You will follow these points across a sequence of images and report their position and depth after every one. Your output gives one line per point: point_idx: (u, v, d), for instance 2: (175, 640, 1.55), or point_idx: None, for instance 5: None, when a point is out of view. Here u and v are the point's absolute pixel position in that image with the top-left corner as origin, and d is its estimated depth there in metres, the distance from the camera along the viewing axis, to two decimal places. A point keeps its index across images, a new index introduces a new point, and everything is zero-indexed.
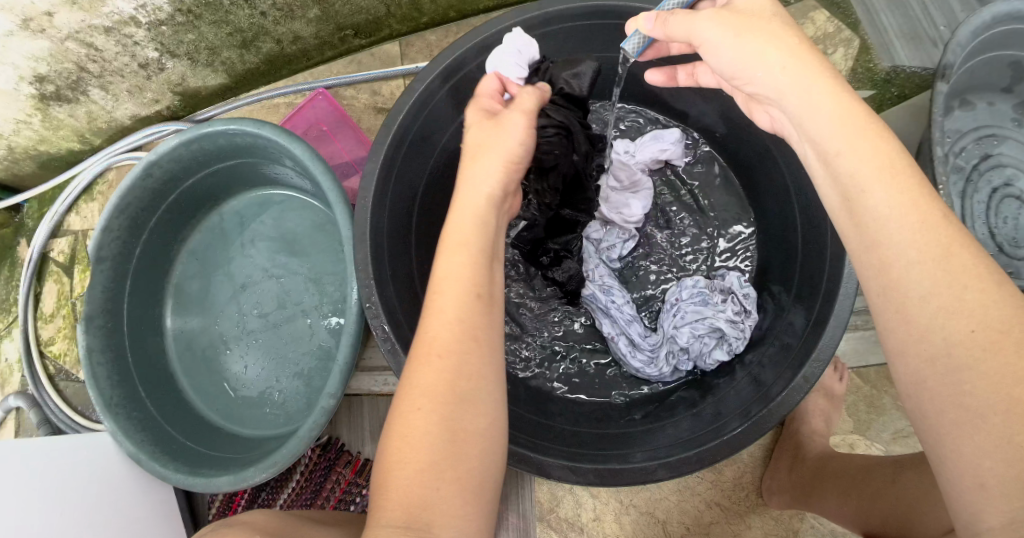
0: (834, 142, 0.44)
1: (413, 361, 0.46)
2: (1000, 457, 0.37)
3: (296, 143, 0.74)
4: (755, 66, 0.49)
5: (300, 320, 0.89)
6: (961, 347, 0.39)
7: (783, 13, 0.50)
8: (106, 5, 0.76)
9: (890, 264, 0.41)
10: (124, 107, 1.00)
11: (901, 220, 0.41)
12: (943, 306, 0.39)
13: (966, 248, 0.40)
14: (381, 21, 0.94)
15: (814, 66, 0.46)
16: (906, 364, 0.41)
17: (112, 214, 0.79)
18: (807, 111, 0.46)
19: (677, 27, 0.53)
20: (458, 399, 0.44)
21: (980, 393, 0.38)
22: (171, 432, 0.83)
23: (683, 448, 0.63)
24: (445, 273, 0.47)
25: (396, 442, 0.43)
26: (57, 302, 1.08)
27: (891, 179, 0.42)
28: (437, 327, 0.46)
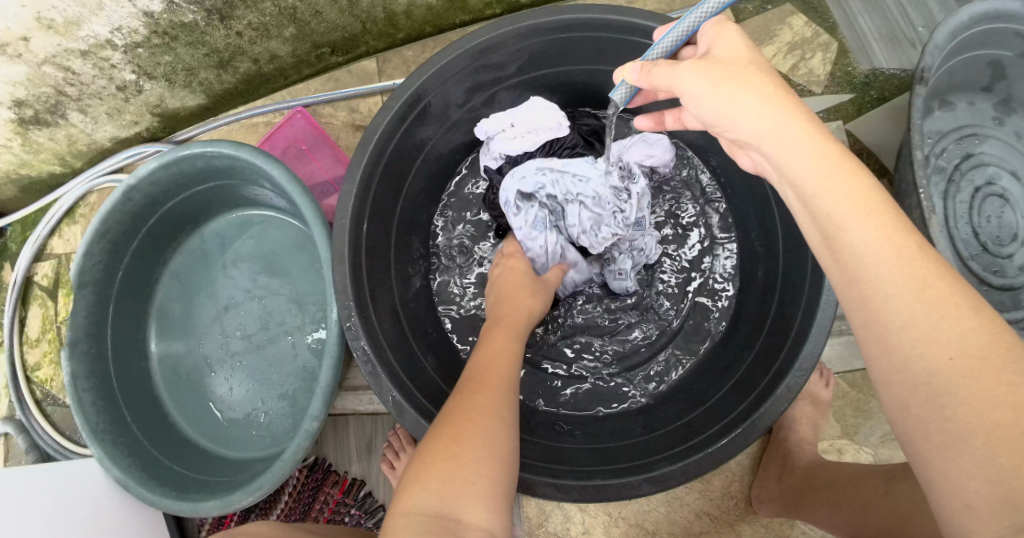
0: (812, 184, 0.44)
1: (466, 391, 0.52)
2: (987, 478, 0.35)
3: (273, 163, 0.74)
4: (733, 115, 0.49)
5: (283, 341, 0.88)
6: (942, 375, 0.38)
7: (759, 59, 0.50)
8: (81, 28, 0.76)
9: (871, 296, 0.41)
10: (104, 129, 0.99)
11: (871, 248, 0.41)
12: (924, 336, 0.39)
13: (940, 280, 0.40)
14: (357, 38, 0.93)
15: (791, 111, 0.47)
16: (890, 392, 0.40)
17: (93, 239, 0.79)
18: (784, 155, 0.46)
19: (660, 77, 0.52)
20: (499, 424, 0.49)
21: (964, 419, 0.36)
22: (157, 456, 0.82)
23: (668, 461, 0.62)
24: (491, 349, 0.59)
25: (437, 445, 0.46)
26: (41, 327, 1.08)
27: (867, 217, 0.42)
28: (489, 372, 0.55)
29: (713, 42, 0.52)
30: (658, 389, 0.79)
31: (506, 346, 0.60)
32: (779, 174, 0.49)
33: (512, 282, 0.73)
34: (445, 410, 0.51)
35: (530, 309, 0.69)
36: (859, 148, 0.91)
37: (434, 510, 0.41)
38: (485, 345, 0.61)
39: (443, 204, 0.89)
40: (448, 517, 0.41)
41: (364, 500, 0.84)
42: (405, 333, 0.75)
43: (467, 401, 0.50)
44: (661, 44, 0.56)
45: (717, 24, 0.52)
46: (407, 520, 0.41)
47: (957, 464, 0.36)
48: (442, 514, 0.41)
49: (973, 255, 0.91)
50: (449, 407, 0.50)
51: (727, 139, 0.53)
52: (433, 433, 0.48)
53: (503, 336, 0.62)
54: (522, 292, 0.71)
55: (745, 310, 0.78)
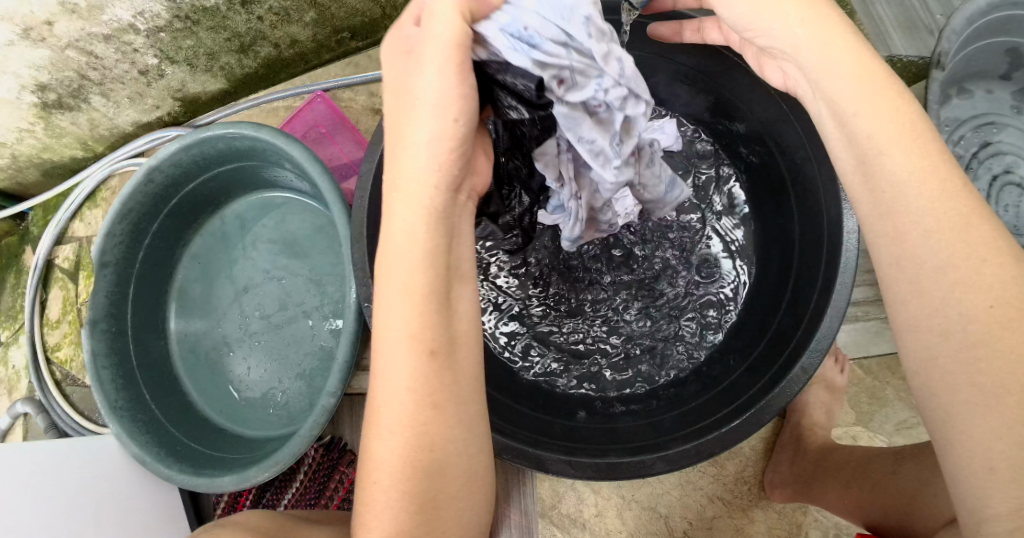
0: (852, 102, 0.41)
1: (371, 429, 0.48)
2: (1012, 440, 0.37)
3: (295, 145, 0.75)
4: (770, 18, 0.42)
5: (302, 321, 0.89)
6: (979, 323, 0.38)
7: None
8: (104, 12, 0.77)
9: (904, 232, 0.40)
10: (126, 113, 1.01)
11: (914, 178, 0.39)
12: (963, 279, 0.38)
13: (985, 220, 0.39)
14: (377, 23, 0.95)
15: (831, 18, 0.41)
16: (917, 339, 0.40)
17: (115, 219, 0.80)
18: (822, 68, 0.41)
19: None
20: (413, 476, 0.46)
21: (995, 372, 0.38)
22: (174, 434, 0.84)
23: (682, 441, 0.63)
24: (383, 341, 0.47)
25: (364, 509, 0.48)
26: (62, 309, 1.10)
27: (912, 143, 0.40)
28: (388, 399, 0.46)
29: None
30: (680, 370, 0.79)
31: (414, 310, 0.45)
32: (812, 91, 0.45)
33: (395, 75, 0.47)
34: (369, 442, 0.48)
35: (432, 199, 0.45)
36: None
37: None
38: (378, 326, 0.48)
39: None
40: None
41: None
42: None
43: (390, 436, 0.47)
44: None
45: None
46: None
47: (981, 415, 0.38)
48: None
49: None
50: (371, 442, 0.48)
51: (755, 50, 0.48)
52: (367, 475, 0.48)
53: (412, 288, 0.45)
54: (399, 162, 0.46)
55: (761, 293, 0.78)
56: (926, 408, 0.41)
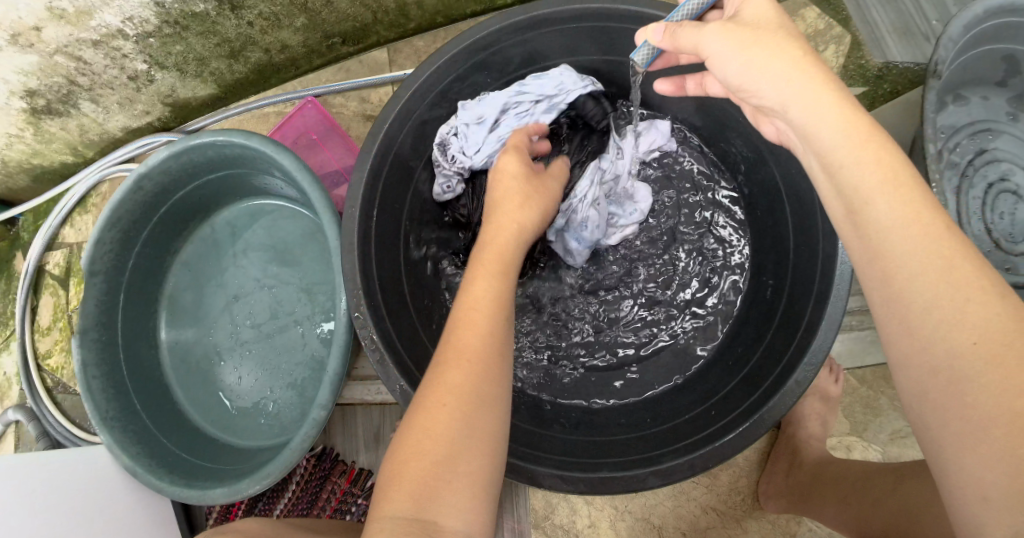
0: (838, 155, 0.43)
1: (441, 363, 0.49)
2: (1004, 470, 0.34)
3: (284, 153, 0.74)
4: (762, 79, 0.47)
5: (293, 330, 0.89)
6: (964, 359, 0.37)
7: (790, 24, 0.48)
8: (93, 18, 0.76)
9: (894, 272, 0.40)
10: (116, 119, 1.00)
11: (899, 225, 0.40)
12: (947, 317, 0.38)
13: (966, 259, 0.39)
14: (368, 28, 0.93)
15: (820, 77, 0.44)
16: (908, 374, 0.40)
17: (104, 227, 0.79)
18: (811, 123, 0.44)
19: (684, 39, 0.51)
20: (475, 407, 0.47)
21: (984, 406, 0.36)
22: (165, 444, 0.83)
23: (672, 455, 0.62)
24: (472, 299, 0.53)
25: (411, 437, 0.46)
26: (53, 315, 1.09)
27: (895, 193, 0.40)
28: (467, 338, 0.50)
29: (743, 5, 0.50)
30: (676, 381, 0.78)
31: (502, 288, 0.54)
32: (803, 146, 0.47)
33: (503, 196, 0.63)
34: (433, 374, 0.49)
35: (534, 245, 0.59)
36: None
37: (413, 515, 0.42)
38: (466, 289, 0.54)
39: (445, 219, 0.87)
40: (429, 520, 0.42)
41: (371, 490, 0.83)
42: (414, 325, 0.74)
43: (442, 392, 0.48)
44: (685, 7, 0.54)
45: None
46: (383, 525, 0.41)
47: (975, 457, 0.35)
48: (422, 518, 0.42)
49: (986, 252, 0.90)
50: (420, 402, 0.48)
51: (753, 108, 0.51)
52: (405, 437, 0.47)
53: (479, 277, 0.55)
54: (511, 202, 0.62)
55: (755, 302, 0.77)
56: (925, 443, 0.40)
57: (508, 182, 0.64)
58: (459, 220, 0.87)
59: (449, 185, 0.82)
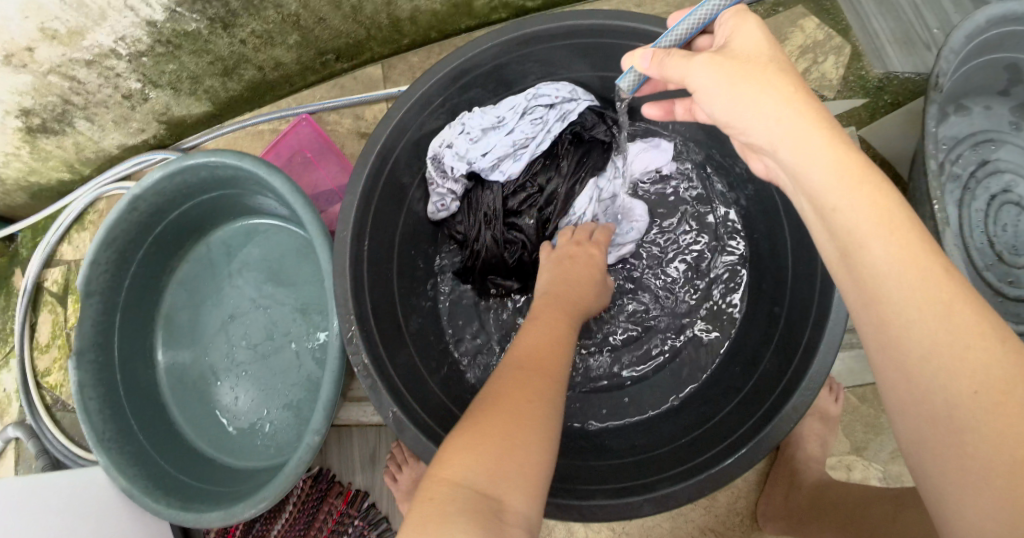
0: (831, 196, 0.42)
1: (521, 373, 0.53)
2: (1004, 519, 0.33)
3: (276, 175, 0.74)
4: (750, 116, 0.47)
5: (288, 351, 0.88)
6: (964, 409, 0.36)
7: (779, 58, 0.48)
8: (86, 38, 0.76)
9: (890, 319, 0.39)
10: (111, 136, 0.99)
11: (894, 269, 0.39)
12: (945, 366, 0.37)
13: (968, 303, 0.37)
14: (362, 44, 0.93)
15: (810, 115, 0.44)
16: (906, 421, 0.39)
17: (99, 248, 0.79)
18: (802, 163, 0.44)
19: (672, 69, 0.51)
20: (550, 411, 0.49)
21: (983, 456, 0.35)
22: (162, 465, 0.83)
23: (668, 482, 0.61)
24: (547, 336, 0.60)
25: (491, 419, 0.47)
26: (52, 333, 1.09)
27: (890, 234, 0.40)
28: (545, 361, 0.55)
29: (733, 34, 0.50)
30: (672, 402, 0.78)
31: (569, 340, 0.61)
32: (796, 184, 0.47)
33: (579, 276, 0.71)
34: (514, 379, 0.52)
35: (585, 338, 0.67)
36: (872, 155, 0.88)
37: (482, 488, 0.42)
38: (539, 330, 0.60)
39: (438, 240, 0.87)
40: (498, 498, 0.41)
41: (368, 512, 0.84)
42: (406, 348, 0.74)
43: (514, 392, 0.50)
44: (674, 31, 0.55)
45: (739, 12, 0.51)
46: (457, 493, 0.41)
47: (976, 509, 0.35)
48: (492, 494, 0.41)
49: (988, 266, 0.89)
50: (501, 397, 0.50)
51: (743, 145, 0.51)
52: (472, 420, 0.48)
53: (552, 324, 0.62)
54: (582, 292, 0.70)
55: (754, 323, 0.77)
56: (925, 491, 0.39)
57: (581, 260, 0.73)
58: (455, 237, 0.86)
59: (443, 203, 0.81)
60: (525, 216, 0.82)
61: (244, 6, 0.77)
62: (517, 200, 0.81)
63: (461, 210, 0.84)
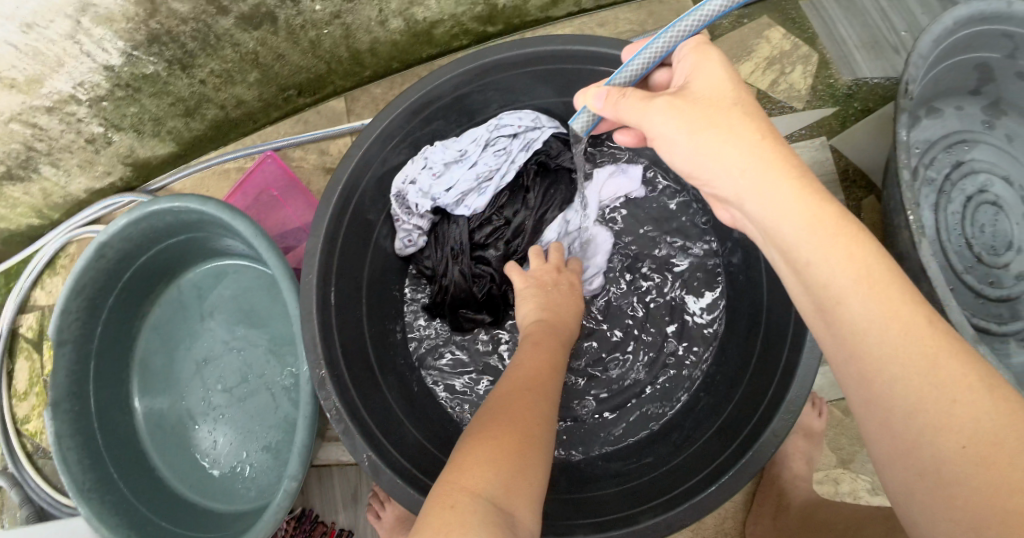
0: (805, 251, 0.42)
1: (523, 396, 0.53)
2: None
3: (239, 219, 0.73)
4: (711, 165, 0.47)
5: (265, 393, 0.87)
6: (951, 463, 0.35)
7: (742, 100, 0.48)
8: (43, 86, 0.74)
9: (872, 375, 0.39)
10: (77, 180, 0.98)
11: (875, 324, 0.39)
12: (931, 420, 0.36)
13: (953, 356, 0.37)
14: (324, 78, 0.92)
15: (774, 163, 0.44)
16: (895, 475, 0.38)
17: (69, 297, 0.78)
18: (771, 213, 0.44)
19: (628, 112, 0.51)
20: (548, 436, 0.49)
21: (973, 511, 0.34)
22: (144, 513, 0.81)
23: (652, 513, 0.61)
24: (546, 362, 0.60)
25: (501, 436, 0.46)
26: (29, 381, 1.07)
27: (869, 291, 0.39)
28: (545, 387, 0.56)
29: (693, 77, 0.50)
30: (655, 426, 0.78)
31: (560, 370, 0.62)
32: (765, 233, 0.46)
33: (563, 303, 0.72)
34: (518, 401, 0.52)
35: None
36: (844, 165, 0.87)
37: (499, 502, 0.39)
38: (536, 355, 0.61)
39: (408, 274, 0.87)
40: (512, 514, 0.39)
41: None
42: (380, 387, 0.73)
43: (519, 414, 0.50)
44: (631, 65, 0.56)
45: (696, 52, 0.51)
46: (476, 505, 0.38)
47: None
48: (505, 508, 0.39)
49: (968, 268, 0.88)
50: (509, 417, 0.49)
51: (707, 193, 0.51)
52: (484, 435, 0.46)
53: (544, 350, 0.62)
54: (570, 320, 0.71)
55: (733, 344, 0.77)
56: None
57: (564, 287, 0.74)
58: (424, 272, 0.85)
59: (410, 239, 0.80)
60: (490, 250, 0.81)
61: (201, 45, 0.76)
62: (483, 233, 0.81)
63: (429, 244, 0.83)
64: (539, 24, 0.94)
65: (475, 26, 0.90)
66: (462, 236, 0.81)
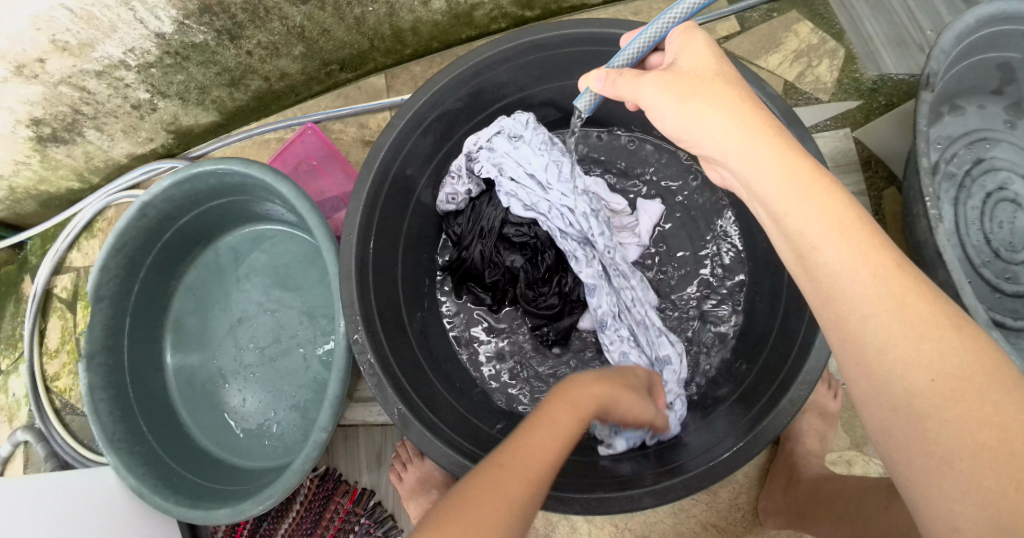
0: (782, 204, 0.46)
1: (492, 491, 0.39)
2: (971, 502, 0.36)
3: (282, 180, 0.76)
4: (698, 131, 0.51)
5: (294, 352, 0.91)
6: (921, 397, 0.39)
7: (725, 72, 0.52)
8: (95, 49, 0.77)
9: (846, 318, 0.42)
10: (120, 146, 1.01)
11: (846, 268, 0.42)
12: (902, 357, 0.40)
13: (921, 297, 0.41)
14: (365, 55, 0.95)
15: (755, 125, 0.48)
16: (874, 413, 0.42)
17: (109, 253, 0.81)
18: (749, 172, 0.48)
19: (624, 88, 0.55)
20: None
21: (944, 441, 0.38)
22: (171, 464, 0.84)
23: (668, 475, 0.63)
24: (558, 437, 0.46)
25: None
26: (60, 339, 1.10)
27: (842, 236, 0.43)
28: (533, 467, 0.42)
29: (680, 53, 0.54)
30: None
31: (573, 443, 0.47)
32: (748, 191, 0.50)
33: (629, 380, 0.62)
34: (478, 499, 0.39)
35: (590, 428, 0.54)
36: (867, 156, 0.89)
37: None
38: (546, 426, 0.46)
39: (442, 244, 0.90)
40: None
41: (373, 510, 0.86)
42: (413, 350, 0.76)
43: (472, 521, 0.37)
44: (626, 52, 0.59)
45: (684, 33, 0.55)
46: None
47: (953, 493, 0.37)
48: None
49: (984, 262, 0.90)
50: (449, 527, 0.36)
51: (696, 157, 0.55)
52: None
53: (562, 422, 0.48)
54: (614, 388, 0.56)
55: (752, 326, 0.80)
56: (896, 477, 0.41)
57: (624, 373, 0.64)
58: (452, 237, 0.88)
59: (453, 195, 0.83)
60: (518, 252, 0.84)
61: (250, 17, 0.79)
62: (512, 227, 0.84)
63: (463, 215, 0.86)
64: (574, 11, 0.97)
65: (513, 10, 0.93)
66: (495, 214, 0.83)
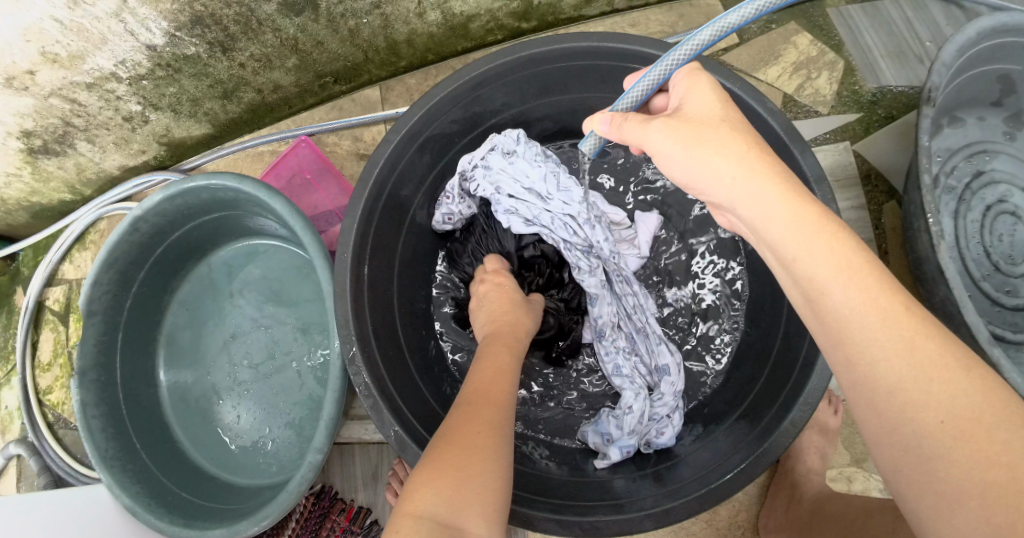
0: (790, 250, 0.45)
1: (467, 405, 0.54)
2: None
3: (276, 197, 0.74)
4: (705, 177, 0.49)
5: (288, 369, 0.90)
6: (931, 438, 0.38)
7: (730, 115, 0.50)
8: (85, 61, 0.76)
9: (856, 361, 0.42)
10: (112, 158, 1.00)
11: (855, 313, 0.42)
12: (911, 399, 0.39)
13: (930, 338, 0.40)
14: (360, 66, 0.94)
15: (762, 171, 0.47)
16: (884, 451, 0.41)
17: (101, 269, 0.80)
18: (757, 218, 0.47)
19: (630, 133, 0.54)
20: (500, 438, 0.50)
21: (955, 480, 0.37)
22: (165, 482, 0.83)
23: (670, 498, 0.62)
24: (497, 365, 0.62)
25: (447, 454, 0.47)
26: (53, 352, 1.09)
27: (849, 279, 0.42)
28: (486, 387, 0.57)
29: (685, 96, 0.53)
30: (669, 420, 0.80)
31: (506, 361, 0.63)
32: (756, 234, 0.49)
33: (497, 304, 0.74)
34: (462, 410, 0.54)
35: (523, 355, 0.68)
36: (866, 169, 0.89)
37: (444, 518, 0.41)
38: (486, 360, 0.62)
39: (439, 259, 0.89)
40: (455, 526, 0.41)
41: (370, 528, 0.84)
42: (409, 370, 0.75)
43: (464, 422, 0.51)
44: (630, 94, 0.58)
45: (689, 76, 0.54)
46: (416, 523, 0.41)
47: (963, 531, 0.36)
48: (452, 522, 0.41)
49: (985, 276, 0.89)
50: (451, 431, 0.50)
51: (703, 202, 0.54)
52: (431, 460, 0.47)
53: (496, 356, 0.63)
54: (511, 312, 0.72)
55: (754, 343, 0.79)
56: (907, 513, 0.40)
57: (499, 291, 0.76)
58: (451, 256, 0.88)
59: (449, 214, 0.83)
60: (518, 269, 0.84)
61: (243, 29, 0.78)
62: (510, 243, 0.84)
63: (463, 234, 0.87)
64: (571, 22, 0.96)
65: (510, 22, 0.92)
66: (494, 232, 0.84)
